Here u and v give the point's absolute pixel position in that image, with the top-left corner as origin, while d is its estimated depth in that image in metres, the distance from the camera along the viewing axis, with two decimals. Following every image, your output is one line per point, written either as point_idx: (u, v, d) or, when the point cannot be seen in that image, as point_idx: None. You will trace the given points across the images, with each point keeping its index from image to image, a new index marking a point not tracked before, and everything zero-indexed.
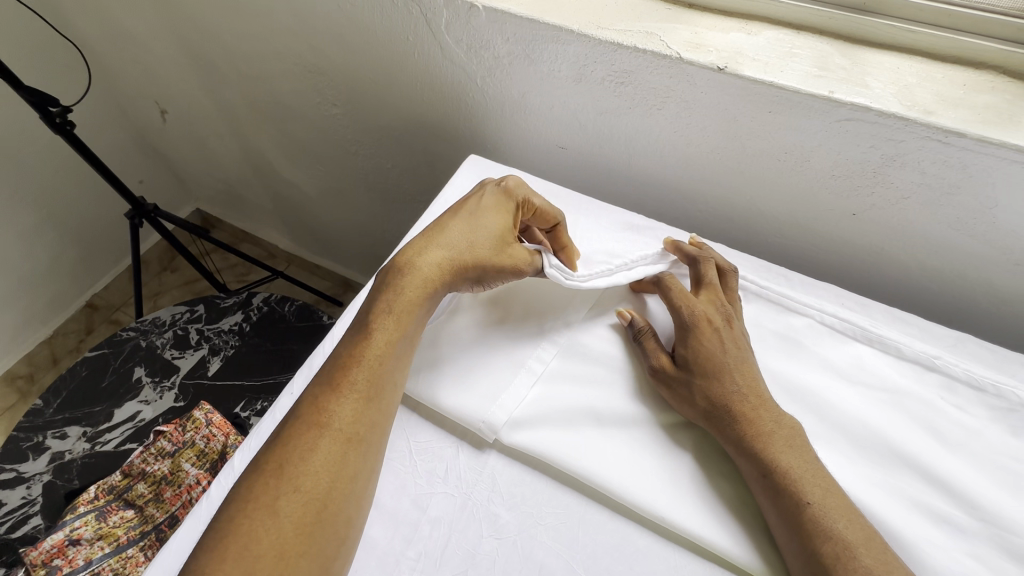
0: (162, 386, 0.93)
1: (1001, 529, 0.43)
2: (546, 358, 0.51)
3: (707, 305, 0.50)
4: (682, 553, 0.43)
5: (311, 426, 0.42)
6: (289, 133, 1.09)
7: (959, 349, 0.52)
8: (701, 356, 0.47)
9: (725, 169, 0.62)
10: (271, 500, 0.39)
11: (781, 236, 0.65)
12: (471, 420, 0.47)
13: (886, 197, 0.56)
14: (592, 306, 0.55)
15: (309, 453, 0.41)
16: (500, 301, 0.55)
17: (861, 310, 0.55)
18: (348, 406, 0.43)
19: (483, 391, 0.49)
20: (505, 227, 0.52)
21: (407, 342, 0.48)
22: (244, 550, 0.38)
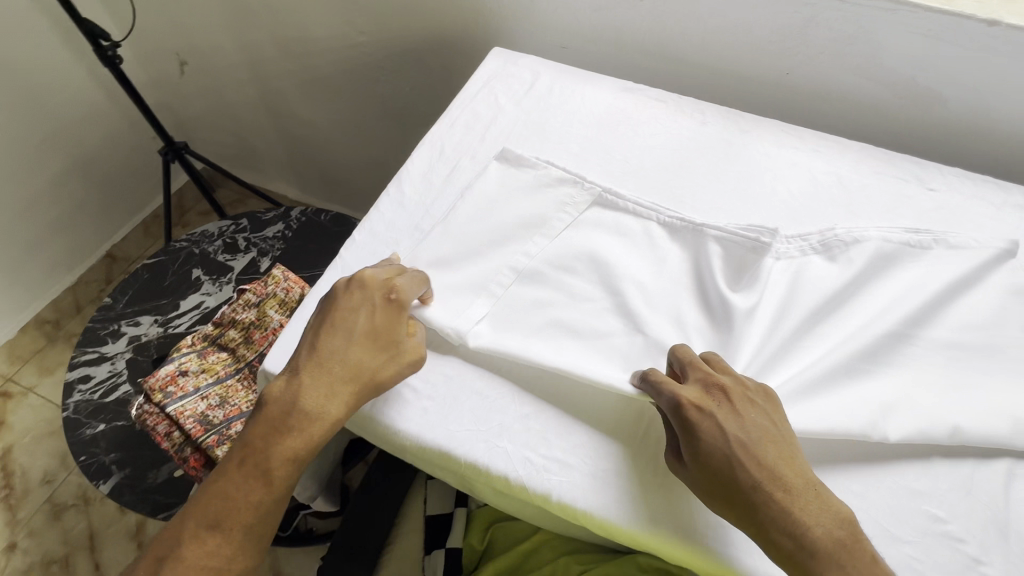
0: (221, 281, 1.05)
1: (851, 283, 0.58)
2: (504, 284, 0.59)
3: (695, 385, 0.48)
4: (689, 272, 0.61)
5: (275, 436, 0.47)
6: (311, 70, 1.23)
7: (863, 152, 0.73)
8: (706, 453, 0.45)
9: (693, 47, 0.82)
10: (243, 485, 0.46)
11: (736, 100, 0.86)
12: (445, 328, 0.54)
13: (809, 54, 0.77)
14: (551, 244, 0.62)
15: (274, 453, 0.47)
16: (464, 236, 0.62)
17: (795, 134, 0.75)
18: (206, 549, 0.45)
19: (449, 308, 0.55)
20: (333, 385, 0.48)
21: (312, 445, 0.47)
22: None
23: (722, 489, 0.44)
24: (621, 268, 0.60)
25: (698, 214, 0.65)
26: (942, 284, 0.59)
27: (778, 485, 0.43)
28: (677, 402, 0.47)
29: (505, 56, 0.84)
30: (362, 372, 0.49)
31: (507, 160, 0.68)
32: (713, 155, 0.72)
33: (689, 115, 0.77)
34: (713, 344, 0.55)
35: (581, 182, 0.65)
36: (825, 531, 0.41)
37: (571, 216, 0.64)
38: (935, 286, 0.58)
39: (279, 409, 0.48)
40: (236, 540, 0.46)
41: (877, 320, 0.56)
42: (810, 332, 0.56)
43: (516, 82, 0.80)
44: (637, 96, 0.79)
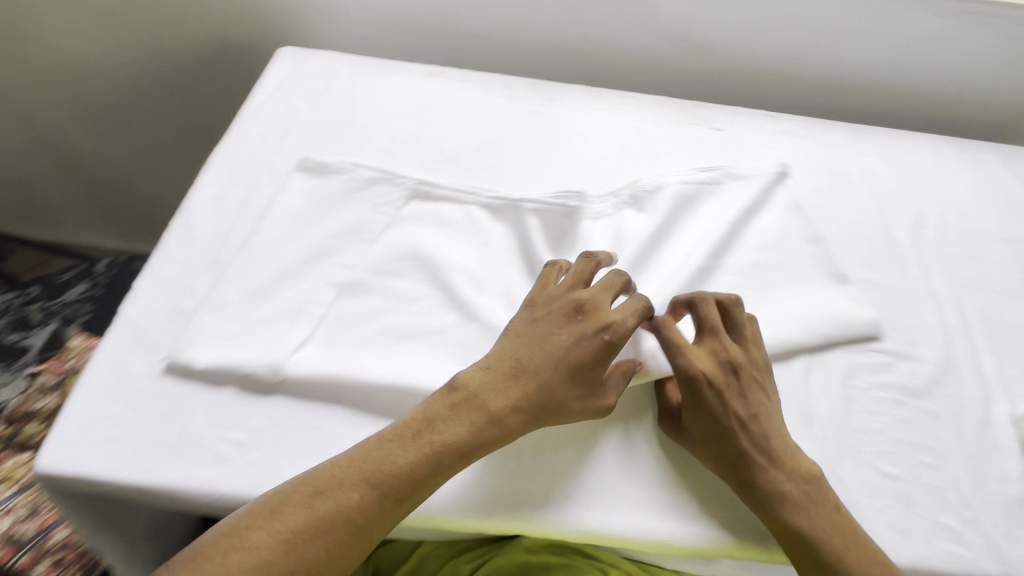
0: (15, 367, 0.87)
1: (659, 226, 0.63)
2: (327, 300, 0.54)
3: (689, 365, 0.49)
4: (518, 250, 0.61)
5: (430, 428, 0.45)
6: (84, 98, 1.05)
7: (658, 105, 0.78)
8: (719, 424, 0.49)
9: (489, 23, 0.82)
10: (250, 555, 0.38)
11: (543, 72, 0.87)
12: (254, 364, 0.49)
13: (596, 19, 0.80)
14: (372, 248, 0.59)
15: (388, 473, 0.43)
16: (275, 255, 0.56)
17: (598, 96, 0.78)
18: None
19: (262, 342, 0.50)
20: (415, 443, 0.44)
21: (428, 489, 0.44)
22: None
23: (721, 454, 0.49)
24: (446, 259, 0.59)
25: (517, 188, 0.65)
26: (732, 216, 0.65)
27: (762, 452, 0.48)
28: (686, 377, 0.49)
29: (295, 55, 0.77)
30: (451, 430, 0.45)
31: (312, 168, 0.62)
32: (526, 128, 0.72)
33: (497, 92, 0.76)
34: None
35: (394, 178, 0.63)
36: (794, 486, 0.47)
37: (391, 215, 0.61)
38: (730, 212, 0.65)
39: (376, 454, 0.43)
40: None
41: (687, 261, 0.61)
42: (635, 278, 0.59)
43: (312, 82, 0.74)
44: (442, 81, 0.77)
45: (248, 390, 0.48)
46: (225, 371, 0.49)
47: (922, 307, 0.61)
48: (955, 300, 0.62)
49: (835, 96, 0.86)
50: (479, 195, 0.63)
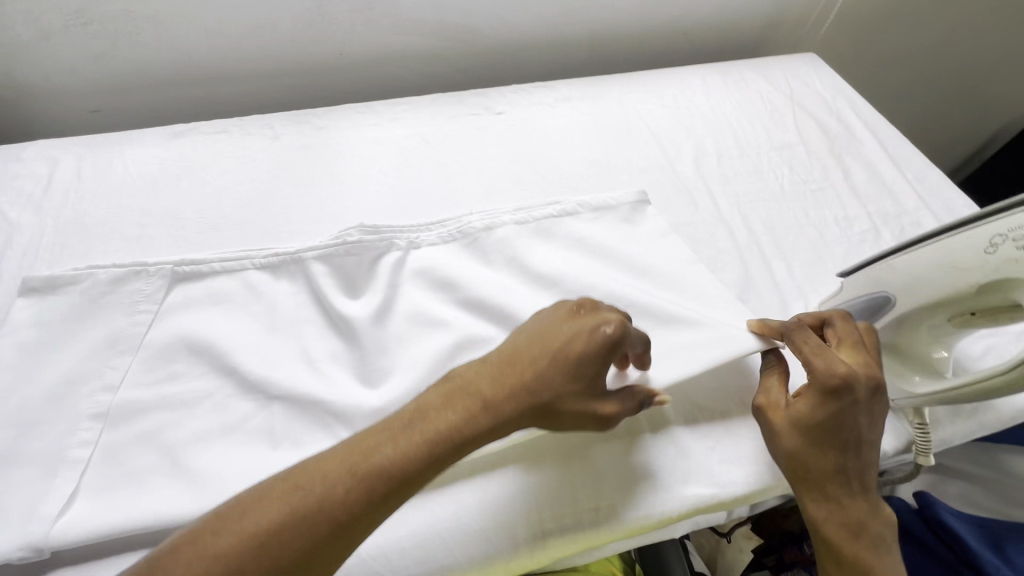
0: None
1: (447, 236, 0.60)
2: (91, 438, 0.46)
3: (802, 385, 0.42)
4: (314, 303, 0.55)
5: (421, 418, 0.38)
6: None
7: (435, 104, 0.75)
8: (824, 436, 0.40)
9: (232, 62, 0.74)
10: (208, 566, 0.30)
11: (316, 97, 0.82)
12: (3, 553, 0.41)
13: (344, 31, 0.74)
14: (138, 358, 0.51)
15: (439, 405, 0.38)
16: (10, 404, 0.47)
17: (371, 110, 0.74)
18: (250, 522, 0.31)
19: (13, 519, 0.42)
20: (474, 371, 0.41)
21: (478, 415, 0.38)
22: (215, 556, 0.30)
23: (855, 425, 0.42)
24: (227, 341, 0.52)
25: (295, 237, 0.61)
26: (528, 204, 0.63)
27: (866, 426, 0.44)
28: (823, 382, 0.40)
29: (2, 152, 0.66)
30: (503, 368, 0.41)
31: (38, 285, 0.52)
32: (297, 167, 0.67)
33: (259, 135, 0.70)
34: (353, 367, 0.52)
35: (144, 269, 0.55)
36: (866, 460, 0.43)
37: (152, 312, 0.53)
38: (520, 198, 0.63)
39: (500, 367, 0.41)
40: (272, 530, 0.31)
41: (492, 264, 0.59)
42: (433, 299, 0.56)
43: (29, 181, 0.63)
44: (192, 138, 0.69)
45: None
46: None
47: (717, 233, 0.64)
48: (742, 218, 0.66)
49: (607, 49, 0.88)
50: (251, 258, 0.57)
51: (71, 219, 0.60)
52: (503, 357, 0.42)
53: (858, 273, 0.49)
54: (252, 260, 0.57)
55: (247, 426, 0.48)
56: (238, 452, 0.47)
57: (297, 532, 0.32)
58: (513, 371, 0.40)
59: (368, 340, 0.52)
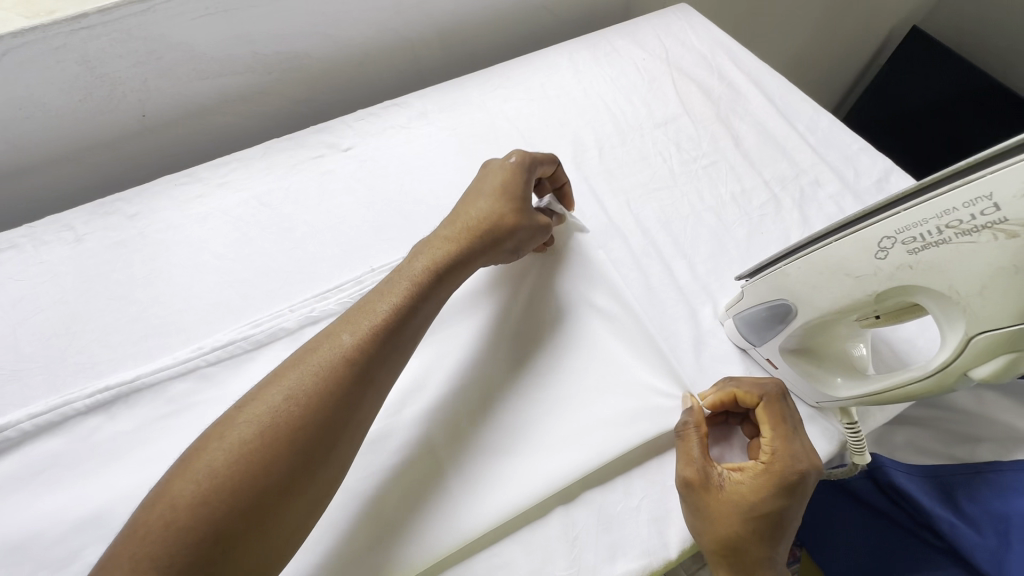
0: None
1: (311, 322, 0.52)
2: None
3: (775, 496, 0.40)
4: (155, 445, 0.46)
5: (313, 352, 0.41)
6: None
7: (268, 154, 0.64)
8: (774, 538, 0.40)
9: (4, 156, 0.60)
10: (151, 533, 0.33)
11: (131, 171, 0.69)
12: None
13: (137, 89, 0.62)
14: None
15: (340, 333, 0.42)
16: None
17: (192, 179, 0.62)
18: (196, 471, 0.35)
19: None
20: (379, 291, 0.45)
21: (386, 315, 0.43)
22: (170, 517, 0.33)
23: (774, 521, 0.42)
24: (54, 525, 0.43)
25: (120, 365, 0.50)
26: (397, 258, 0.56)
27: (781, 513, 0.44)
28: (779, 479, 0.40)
29: None
30: (405, 276, 0.46)
31: None
32: (111, 273, 0.56)
33: (56, 242, 0.57)
34: None
35: None
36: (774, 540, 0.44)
37: None
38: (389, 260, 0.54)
39: (398, 279, 0.45)
40: (220, 467, 0.35)
41: None
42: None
43: None
44: None
45: None
46: None
47: (608, 242, 0.57)
48: (634, 218, 0.59)
49: (461, 42, 0.78)
50: (81, 402, 0.47)
51: None
52: (396, 274, 0.46)
53: (758, 278, 0.44)
54: (78, 405, 0.47)
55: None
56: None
57: (227, 480, 0.34)
58: (411, 277, 0.46)
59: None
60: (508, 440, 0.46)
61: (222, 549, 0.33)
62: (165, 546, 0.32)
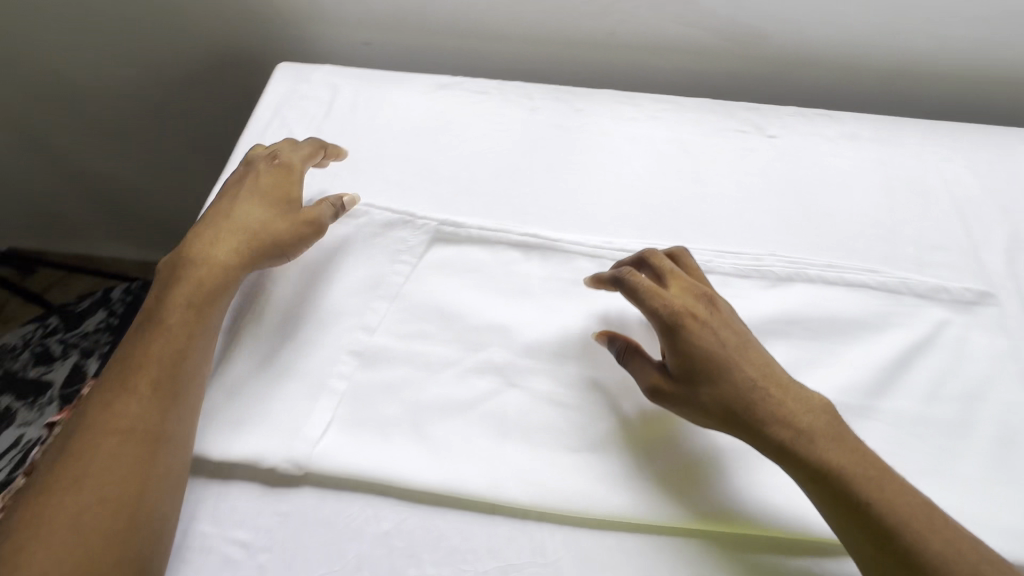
0: (38, 404, 0.85)
1: (704, 271, 0.55)
2: (348, 372, 0.48)
3: (710, 375, 0.44)
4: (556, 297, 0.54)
5: (250, 239, 0.51)
6: (90, 115, 1.00)
7: (700, 109, 0.68)
8: (742, 423, 0.43)
9: (507, 22, 0.73)
10: (113, 386, 0.43)
11: (567, 73, 0.78)
12: (275, 460, 0.44)
13: (627, 10, 0.69)
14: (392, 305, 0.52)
15: (236, 234, 0.51)
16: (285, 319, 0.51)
17: (632, 102, 0.69)
18: (128, 358, 0.44)
19: (283, 427, 0.45)
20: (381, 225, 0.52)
21: (257, 245, 0.51)
22: (121, 371, 0.44)
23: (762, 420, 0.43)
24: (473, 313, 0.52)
25: (542, 223, 0.59)
26: (799, 255, 0.57)
27: (793, 428, 0.43)
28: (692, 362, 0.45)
29: (296, 71, 0.71)
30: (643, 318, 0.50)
31: None
32: (551, 148, 0.64)
33: (517, 104, 0.68)
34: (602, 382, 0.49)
35: (411, 219, 0.56)
36: (832, 451, 0.42)
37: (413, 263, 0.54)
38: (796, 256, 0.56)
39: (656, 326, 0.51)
40: (170, 325, 0.46)
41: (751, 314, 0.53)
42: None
43: (313, 105, 0.67)
44: (456, 93, 0.69)
45: (271, 483, 0.44)
46: (245, 462, 0.44)
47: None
48: None
49: (905, 86, 0.74)
50: (516, 236, 0.56)
51: (347, 151, 0.63)
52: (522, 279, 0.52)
53: None
54: (514, 237, 0.56)
55: (484, 409, 0.47)
56: (470, 438, 0.46)
57: (209, 284, 0.48)
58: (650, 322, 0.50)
59: (598, 353, 0.51)
60: (729, 454, 0.46)
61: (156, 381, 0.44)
62: (122, 384, 0.43)
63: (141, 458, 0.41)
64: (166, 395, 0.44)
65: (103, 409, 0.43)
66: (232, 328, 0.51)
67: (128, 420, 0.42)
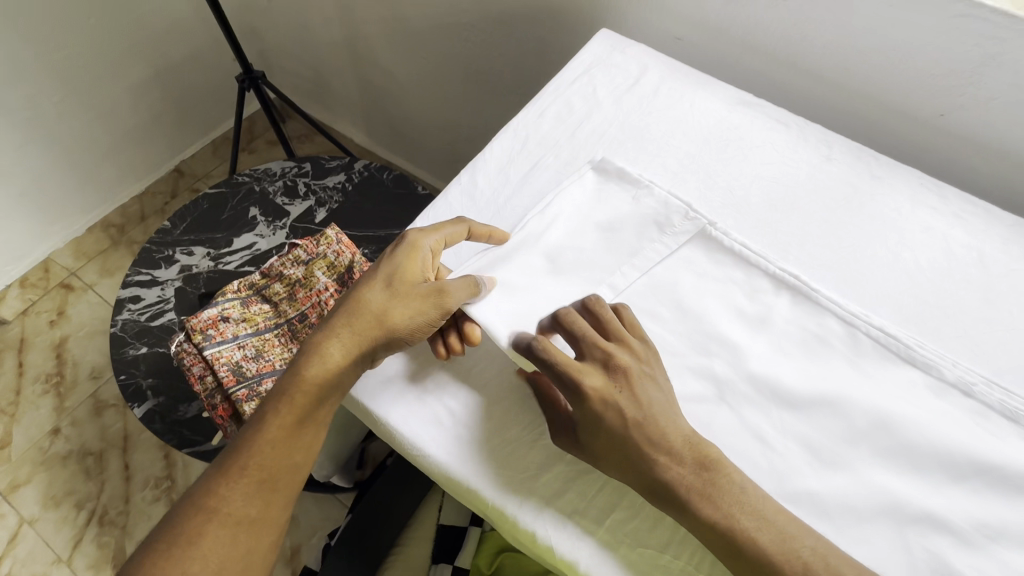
0: (275, 225, 1.04)
1: (963, 391, 0.50)
2: None
3: (591, 366, 0.46)
4: (792, 345, 0.52)
5: (376, 327, 0.49)
6: (401, 17, 1.15)
7: (1016, 230, 0.61)
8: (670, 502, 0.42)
9: (834, 64, 0.70)
10: (241, 449, 0.48)
11: (864, 135, 0.74)
12: (507, 358, 0.49)
13: (977, 97, 0.64)
14: (640, 280, 0.54)
15: (362, 322, 0.50)
16: (547, 251, 0.55)
17: (937, 192, 0.63)
18: (259, 426, 0.48)
19: (519, 335, 0.50)
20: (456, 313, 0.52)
21: (383, 326, 0.49)
22: (244, 439, 0.48)
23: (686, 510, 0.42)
24: (711, 322, 0.52)
25: (801, 267, 0.57)
26: None
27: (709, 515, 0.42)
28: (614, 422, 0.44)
29: (614, 39, 0.75)
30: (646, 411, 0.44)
31: (602, 167, 0.60)
32: (834, 201, 0.62)
33: (813, 147, 0.66)
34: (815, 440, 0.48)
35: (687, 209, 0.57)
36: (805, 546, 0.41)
37: (667, 248, 0.56)
38: None
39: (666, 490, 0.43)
40: (296, 405, 0.48)
41: (1008, 464, 0.47)
42: (907, 439, 0.48)
43: (621, 75, 0.71)
44: (756, 113, 0.69)
45: (486, 378, 0.50)
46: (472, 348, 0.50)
47: None
48: None
49: None
50: (782, 272, 0.55)
51: (637, 127, 0.66)
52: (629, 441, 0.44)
53: None
54: (777, 269, 0.55)
55: None
56: None
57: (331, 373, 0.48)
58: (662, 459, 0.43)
59: (821, 417, 0.49)
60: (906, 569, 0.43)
61: (279, 443, 0.48)
62: (249, 443, 0.48)
63: (256, 505, 0.47)
64: (282, 460, 0.48)
65: (229, 462, 0.47)
66: (500, 235, 0.57)
67: (242, 472, 0.47)
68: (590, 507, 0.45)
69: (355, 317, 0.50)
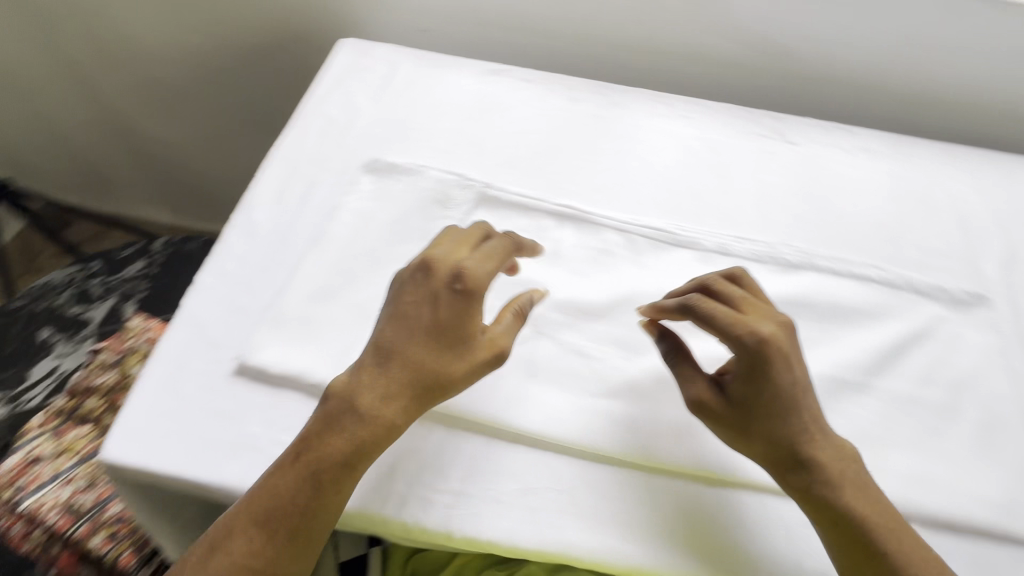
0: (77, 339, 0.91)
1: (722, 252, 0.60)
2: None
3: (447, 297, 0.44)
4: (585, 265, 0.58)
5: (381, 400, 0.44)
6: (150, 79, 1.07)
7: (728, 114, 0.74)
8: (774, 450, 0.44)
9: (555, 19, 0.79)
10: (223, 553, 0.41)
11: (605, 74, 0.84)
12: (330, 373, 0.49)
13: (667, 18, 0.76)
14: None
15: (363, 402, 0.43)
16: (345, 260, 0.56)
17: (665, 103, 0.74)
18: (244, 528, 0.41)
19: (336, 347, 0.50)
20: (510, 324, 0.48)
21: (415, 393, 0.44)
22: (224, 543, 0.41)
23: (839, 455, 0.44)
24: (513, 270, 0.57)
25: (577, 197, 0.63)
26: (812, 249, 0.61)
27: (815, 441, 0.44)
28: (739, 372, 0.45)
29: (359, 46, 0.77)
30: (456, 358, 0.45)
31: (377, 167, 0.62)
32: (588, 134, 0.70)
33: (560, 93, 0.73)
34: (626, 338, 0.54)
35: (461, 177, 0.61)
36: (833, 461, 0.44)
37: (455, 219, 0.59)
38: (809, 252, 0.61)
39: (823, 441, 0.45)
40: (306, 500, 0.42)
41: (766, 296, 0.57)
42: None
43: (374, 77, 0.73)
44: (504, 78, 0.75)
45: (319, 400, 0.49)
46: (293, 378, 0.49)
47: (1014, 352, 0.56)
48: None
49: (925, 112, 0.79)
50: (559, 208, 0.62)
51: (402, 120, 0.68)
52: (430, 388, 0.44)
53: None
54: (554, 206, 0.62)
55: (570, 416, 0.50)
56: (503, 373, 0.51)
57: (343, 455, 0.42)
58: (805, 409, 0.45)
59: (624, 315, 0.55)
60: None
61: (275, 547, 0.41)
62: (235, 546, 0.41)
63: None
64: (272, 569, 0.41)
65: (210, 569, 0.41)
66: (295, 260, 0.56)
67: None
68: (449, 468, 0.48)
69: (382, 388, 0.44)
